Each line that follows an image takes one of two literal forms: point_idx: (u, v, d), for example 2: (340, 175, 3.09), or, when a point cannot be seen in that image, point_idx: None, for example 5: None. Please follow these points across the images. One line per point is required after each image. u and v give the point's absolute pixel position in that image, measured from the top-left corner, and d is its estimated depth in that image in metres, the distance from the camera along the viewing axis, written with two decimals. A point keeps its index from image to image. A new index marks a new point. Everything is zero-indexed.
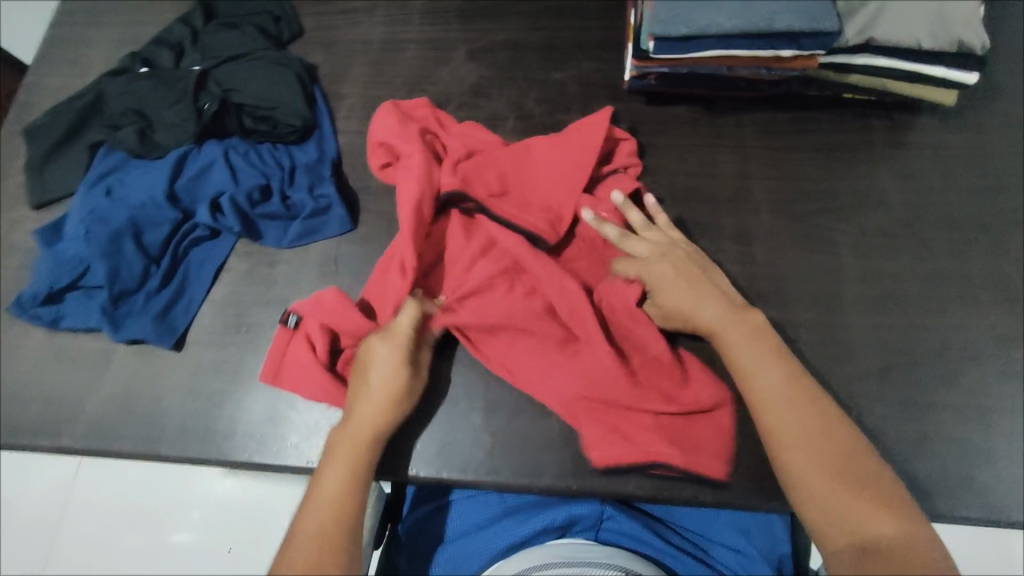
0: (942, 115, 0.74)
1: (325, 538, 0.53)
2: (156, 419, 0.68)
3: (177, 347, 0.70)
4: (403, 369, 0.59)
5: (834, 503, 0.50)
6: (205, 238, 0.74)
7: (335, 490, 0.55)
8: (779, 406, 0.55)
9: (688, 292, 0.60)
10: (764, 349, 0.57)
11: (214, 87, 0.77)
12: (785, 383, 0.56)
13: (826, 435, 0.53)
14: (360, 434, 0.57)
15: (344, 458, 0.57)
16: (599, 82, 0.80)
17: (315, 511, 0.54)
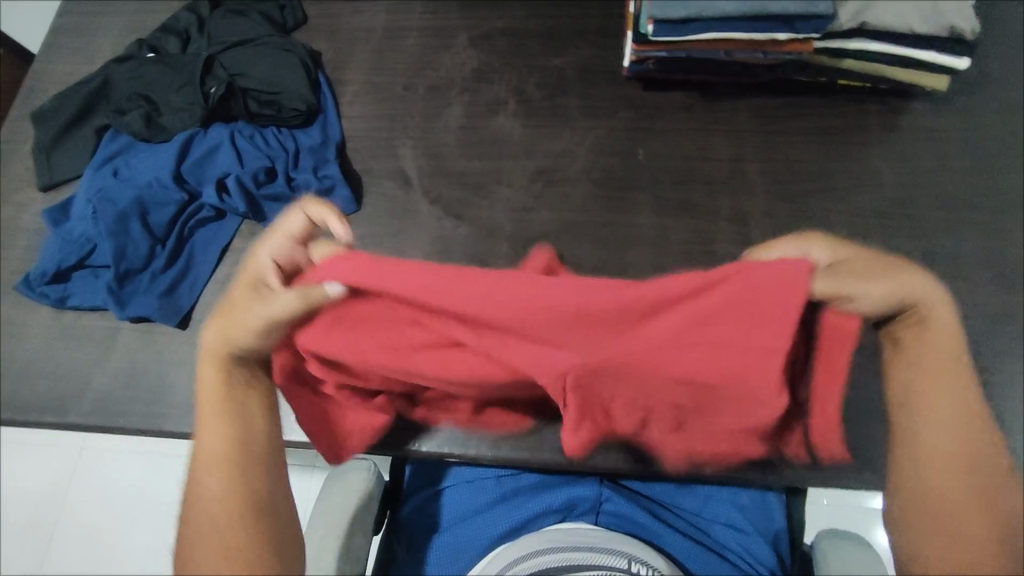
0: (935, 100, 0.75)
1: (219, 497, 0.52)
2: (161, 396, 0.68)
3: (182, 326, 0.71)
4: (248, 306, 0.52)
5: (971, 526, 0.49)
6: (210, 219, 0.75)
7: (216, 445, 0.53)
8: (953, 409, 0.51)
9: (882, 275, 0.49)
10: (947, 362, 0.51)
11: (220, 72, 0.79)
12: (960, 399, 0.51)
13: (984, 465, 0.51)
14: (218, 384, 0.55)
15: (220, 413, 0.54)
16: (598, 68, 0.81)
17: (205, 471, 0.53)
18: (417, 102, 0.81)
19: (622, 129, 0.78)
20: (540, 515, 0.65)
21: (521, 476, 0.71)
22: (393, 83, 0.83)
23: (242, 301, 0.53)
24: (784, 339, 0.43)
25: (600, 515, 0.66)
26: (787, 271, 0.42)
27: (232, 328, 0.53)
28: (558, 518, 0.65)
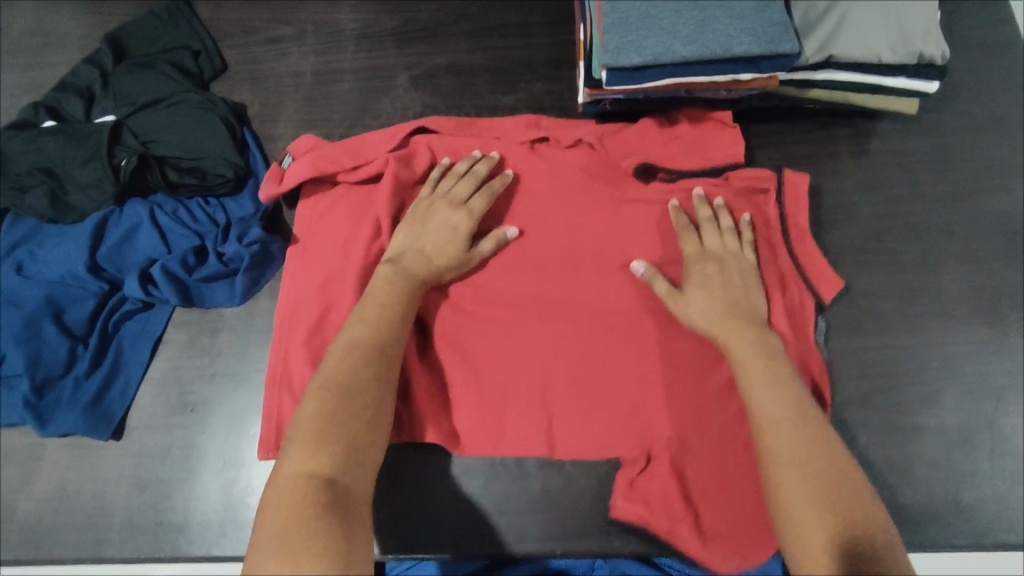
0: (903, 122, 0.72)
1: (346, 386, 0.52)
2: (100, 518, 0.62)
3: (116, 436, 0.64)
4: (454, 256, 0.63)
5: (808, 512, 0.47)
6: (137, 311, 0.67)
7: (345, 364, 0.53)
8: (767, 397, 0.54)
9: (720, 285, 0.60)
10: (762, 367, 0.55)
11: (131, 140, 0.70)
12: (781, 388, 0.54)
13: (823, 451, 0.50)
14: (398, 306, 0.58)
15: (361, 343, 0.55)
16: (552, 105, 0.76)
17: (333, 377, 0.52)
18: None
19: None
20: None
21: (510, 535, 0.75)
22: (330, 136, 0.76)
23: (430, 232, 0.63)
24: None
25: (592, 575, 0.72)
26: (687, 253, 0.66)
27: (429, 254, 0.62)
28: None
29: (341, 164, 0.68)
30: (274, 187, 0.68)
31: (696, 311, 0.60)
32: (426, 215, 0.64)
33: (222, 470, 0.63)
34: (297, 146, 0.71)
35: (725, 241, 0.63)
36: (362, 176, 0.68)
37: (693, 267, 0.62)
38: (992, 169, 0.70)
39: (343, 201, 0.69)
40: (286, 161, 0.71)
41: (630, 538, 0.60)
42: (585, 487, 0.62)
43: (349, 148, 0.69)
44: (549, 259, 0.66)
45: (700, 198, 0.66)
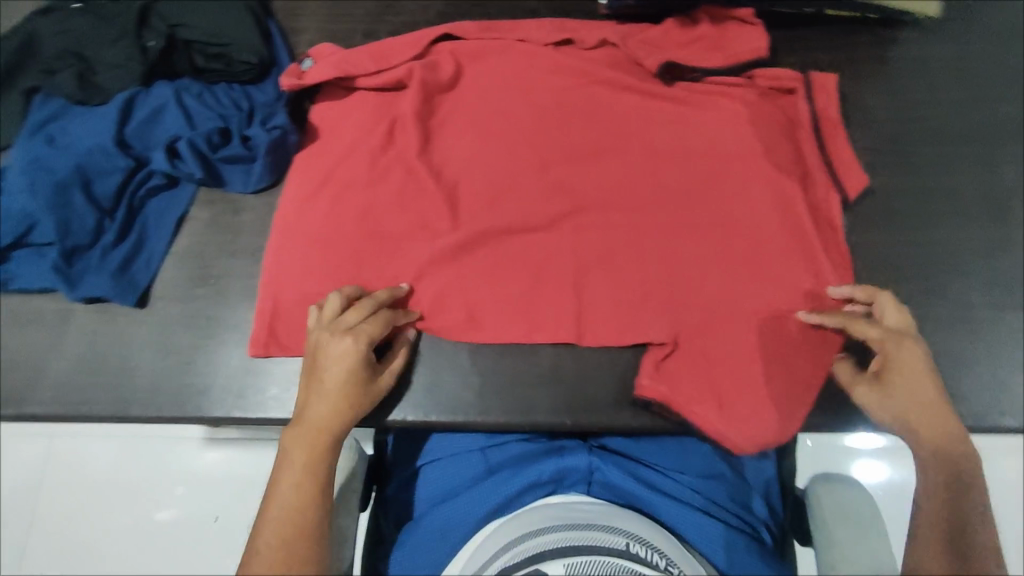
0: (923, 30, 0.72)
1: (305, 493, 0.52)
2: (125, 380, 0.64)
3: (140, 304, 0.66)
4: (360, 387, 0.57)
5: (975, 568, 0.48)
6: (161, 187, 0.69)
7: (283, 509, 0.52)
8: (947, 469, 0.52)
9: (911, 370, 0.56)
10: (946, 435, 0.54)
11: (159, 23, 0.71)
12: (954, 471, 0.52)
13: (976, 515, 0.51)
14: (316, 449, 0.54)
15: (295, 482, 0.53)
16: (573, 7, 0.76)
17: (270, 528, 0.51)
18: None
19: None
20: (530, 489, 0.66)
21: (508, 445, 0.72)
22: (353, 32, 0.77)
23: (337, 369, 0.56)
24: (723, 212, 0.65)
25: (591, 484, 0.67)
26: (701, 141, 0.67)
27: (351, 399, 0.56)
28: (549, 490, 0.67)
29: (363, 66, 0.69)
30: (296, 80, 0.69)
31: (890, 390, 0.56)
32: (330, 357, 0.57)
33: (243, 339, 0.65)
34: (316, 52, 0.72)
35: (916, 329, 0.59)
36: (384, 80, 0.69)
37: (890, 314, 0.58)
38: (1013, 76, 0.70)
39: (366, 103, 0.71)
40: (306, 63, 0.71)
41: (636, 412, 0.63)
42: (591, 364, 0.64)
43: (373, 51, 0.70)
44: (563, 147, 0.68)
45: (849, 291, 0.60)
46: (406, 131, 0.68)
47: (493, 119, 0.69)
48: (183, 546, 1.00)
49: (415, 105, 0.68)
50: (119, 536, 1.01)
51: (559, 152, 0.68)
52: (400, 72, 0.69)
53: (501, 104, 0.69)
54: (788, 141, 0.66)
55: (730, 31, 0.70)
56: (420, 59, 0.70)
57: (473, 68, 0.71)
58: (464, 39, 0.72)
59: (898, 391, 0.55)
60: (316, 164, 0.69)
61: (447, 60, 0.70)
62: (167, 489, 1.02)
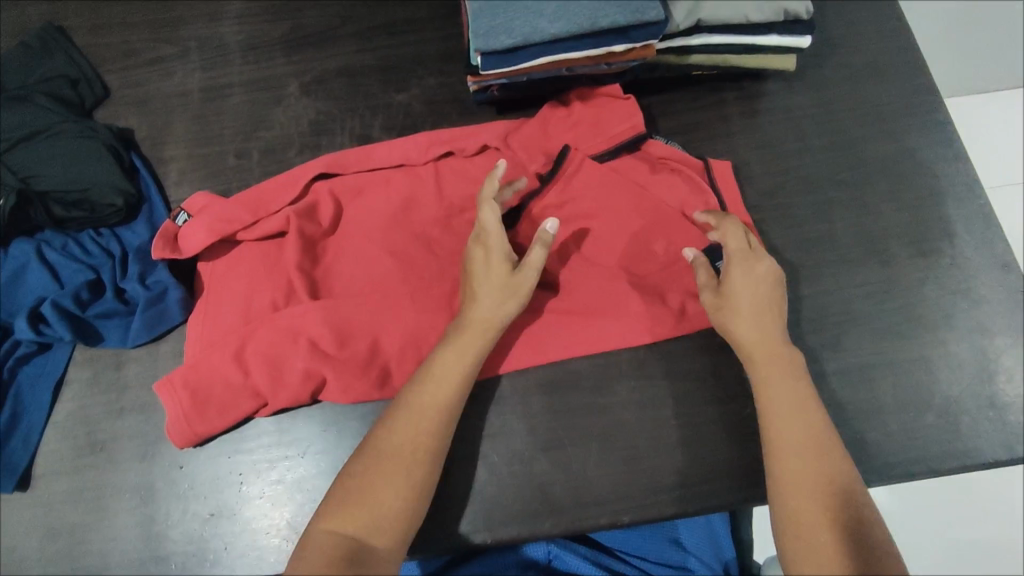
0: (786, 79, 0.74)
1: (436, 398, 0.55)
2: (15, 571, 0.60)
3: (23, 486, 0.62)
4: (507, 287, 0.58)
5: (807, 508, 0.50)
6: (33, 354, 0.65)
7: (412, 426, 0.54)
8: (791, 416, 0.55)
9: (750, 304, 0.58)
10: (791, 378, 0.56)
11: (8, 177, 0.66)
12: (806, 412, 0.55)
13: (823, 458, 0.53)
14: (467, 344, 0.57)
15: (439, 394, 0.56)
16: (446, 97, 0.75)
17: (395, 442, 0.53)
18: (254, 170, 0.73)
19: None
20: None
21: None
22: (222, 154, 0.74)
23: (497, 283, 0.58)
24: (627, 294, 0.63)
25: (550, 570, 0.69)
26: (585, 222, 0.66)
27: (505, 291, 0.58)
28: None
29: (240, 219, 0.66)
30: (168, 249, 0.64)
31: (741, 333, 0.58)
32: (484, 275, 0.59)
33: (139, 506, 0.61)
34: (188, 205, 0.67)
35: (765, 260, 0.59)
36: (264, 230, 0.66)
37: (735, 262, 0.59)
38: (876, 116, 0.72)
39: (249, 253, 0.66)
40: (180, 217, 0.67)
41: (558, 517, 0.60)
42: (508, 476, 0.61)
43: (248, 202, 0.67)
44: (451, 251, 0.66)
45: (695, 256, 0.61)
46: (285, 269, 0.64)
47: (377, 232, 0.66)
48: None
49: (299, 255, 0.64)
50: None
51: (446, 261, 0.66)
52: (278, 222, 0.65)
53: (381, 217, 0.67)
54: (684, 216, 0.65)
55: (608, 107, 0.67)
56: (298, 202, 0.67)
57: (353, 185, 0.69)
58: (343, 173, 0.69)
59: (748, 343, 0.58)
60: (206, 315, 0.64)
61: (328, 199, 0.68)
62: None
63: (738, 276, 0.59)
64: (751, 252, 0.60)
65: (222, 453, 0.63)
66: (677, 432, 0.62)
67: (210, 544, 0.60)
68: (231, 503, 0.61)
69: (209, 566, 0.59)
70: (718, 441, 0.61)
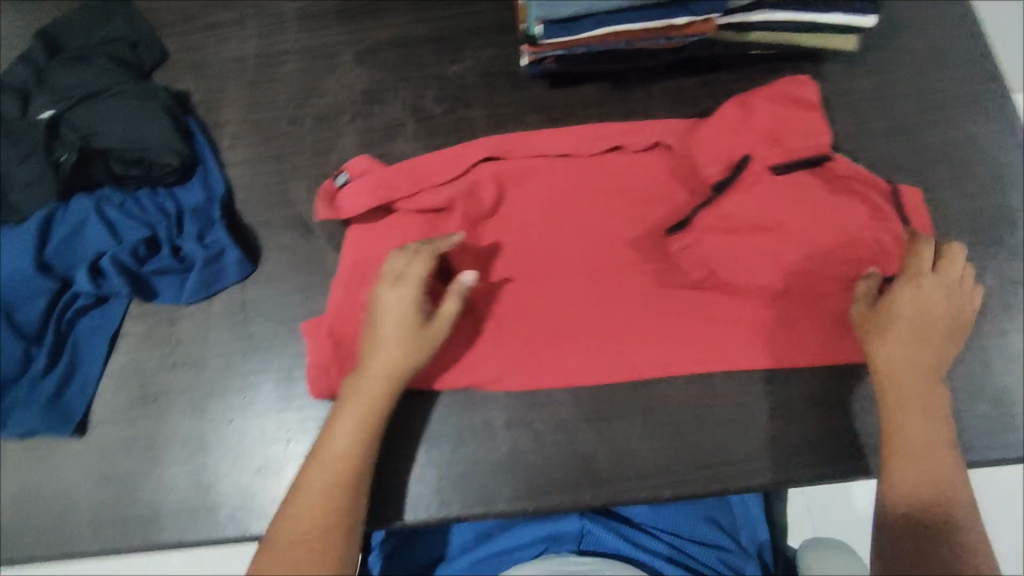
0: (847, 61, 0.73)
1: (354, 445, 0.56)
2: (66, 515, 0.61)
3: (79, 433, 0.64)
4: (419, 339, 0.58)
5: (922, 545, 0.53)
6: (91, 306, 0.66)
7: (335, 464, 0.55)
8: (930, 454, 0.55)
9: (918, 334, 0.58)
10: (942, 413, 0.57)
11: (71, 134, 0.68)
12: (943, 452, 0.56)
13: (948, 500, 0.54)
14: (378, 397, 0.57)
15: (352, 435, 0.56)
16: (499, 70, 0.75)
17: (315, 494, 0.54)
18: (306, 136, 0.73)
19: None
20: (523, 546, 0.70)
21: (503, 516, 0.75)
22: (277, 119, 0.75)
23: (395, 336, 0.57)
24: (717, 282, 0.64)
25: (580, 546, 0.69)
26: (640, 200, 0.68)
27: (428, 341, 0.58)
28: (540, 550, 0.69)
29: (400, 189, 0.66)
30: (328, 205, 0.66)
31: (894, 358, 0.58)
32: (393, 322, 0.57)
33: (190, 458, 0.63)
34: (352, 165, 0.68)
35: (943, 294, 0.59)
36: (422, 204, 0.67)
37: (909, 292, 0.59)
38: (939, 101, 0.71)
39: (403, 222, 0.67)
40: (340, 178, 0.68)
41: (599, 490, 0.60)
42: (553, 446, 0.61)
43: (410, 172, 0.67)
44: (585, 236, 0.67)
45: (868, 276, 0.61)
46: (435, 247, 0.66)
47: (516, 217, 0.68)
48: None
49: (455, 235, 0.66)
50: None
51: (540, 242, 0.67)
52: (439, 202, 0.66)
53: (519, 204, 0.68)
54: (779, 213, 0.64)
55: (791, 113, 0.65)
56: (459, 181, 0.67)
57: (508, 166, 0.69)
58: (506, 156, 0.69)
59: (907, 372, 0.58)
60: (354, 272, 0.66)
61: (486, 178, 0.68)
62: None
63: (914, 306, 0.58)
64: (943, 282, 0.59)
65: (271, 410, 0.64)
66: (724, 410, 0.61)
67: (257, 497, 0.61)
68: (278, 459, 0.62)
69: (255, 519, 0.61)
70: (765, 421, 0.61)
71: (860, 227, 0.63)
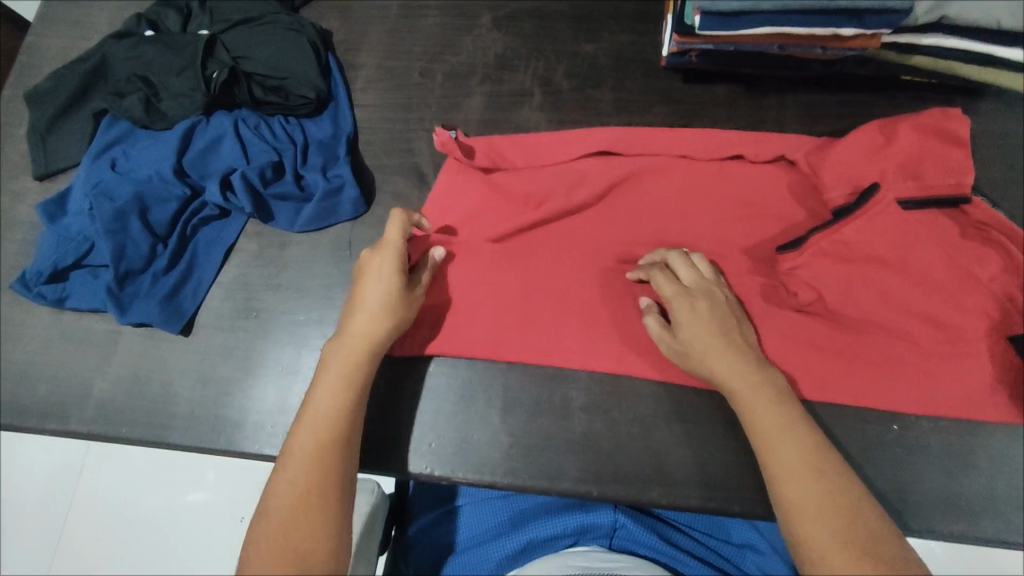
0: (1009, 103, 0.68)
1: (335, 419, 0.53)
2: (164, 405, 0.66)
3: (185, 332, 0.68)
4: (395, 300, 0.58)
5: (832, 552, 0.45)
6: (215, 217, 0.71)
7: (304, 458, 0.50)
8: (785, 467, 0.50)
9: (715, 334, 0.56)
10: (776, 424, 0.52)
11: (224, 54, 0.71)
12: (799, 461, 0.50)
13: (850, 512, 0.47)
14: (353, 361, 0.56)
15: (324, 421, 0.52)
16: (634, 56, 0.74)
17: (298, 463, 0.50)
18: (435, 91, 0.75)
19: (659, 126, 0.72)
20: (554, 540, 0.66)
21: (531, 496, 0.72)
22: (409, 70, 0.76)
23: (379, 290, 0.58)
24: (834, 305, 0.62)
25: (614, 539, 0.66)
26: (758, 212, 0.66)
27: (398, 304, 0.58)
28: (572, 541, 0.66)
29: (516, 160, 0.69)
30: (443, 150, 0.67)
31: (721, 363, 0.55)
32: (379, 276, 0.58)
33: (279, 375, 0.66)
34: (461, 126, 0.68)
35: (709, 298, 0.58)
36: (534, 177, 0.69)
37: (678, 305, 0.57)
38: None
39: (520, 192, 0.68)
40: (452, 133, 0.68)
41: (667, 489, 0.59)
42: (628, 436, 0.61)
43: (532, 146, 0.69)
44: (696, 233, 0.66)
45: (648, 305, 0.61)
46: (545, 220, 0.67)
47: (629, 203, 0.67)
48: (208, 540, 0.99)
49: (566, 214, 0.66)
50: (141, 536, 1.00)
51: (651, 233, 0.66)
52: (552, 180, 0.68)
53: (633, 191, 0.68)
54: (907, 249, 0.59)
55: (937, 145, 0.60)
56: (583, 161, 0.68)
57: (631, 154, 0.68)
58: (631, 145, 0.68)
59: (732, 376, 0.55)
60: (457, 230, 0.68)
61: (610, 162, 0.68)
62: (199, 485, 1.01)
63: (689, 308, 0.57)
64: (701, 290, 0.58)
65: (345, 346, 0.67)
66: None
67: None
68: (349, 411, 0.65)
69: None
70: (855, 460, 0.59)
71: (992, 276, 0.58)
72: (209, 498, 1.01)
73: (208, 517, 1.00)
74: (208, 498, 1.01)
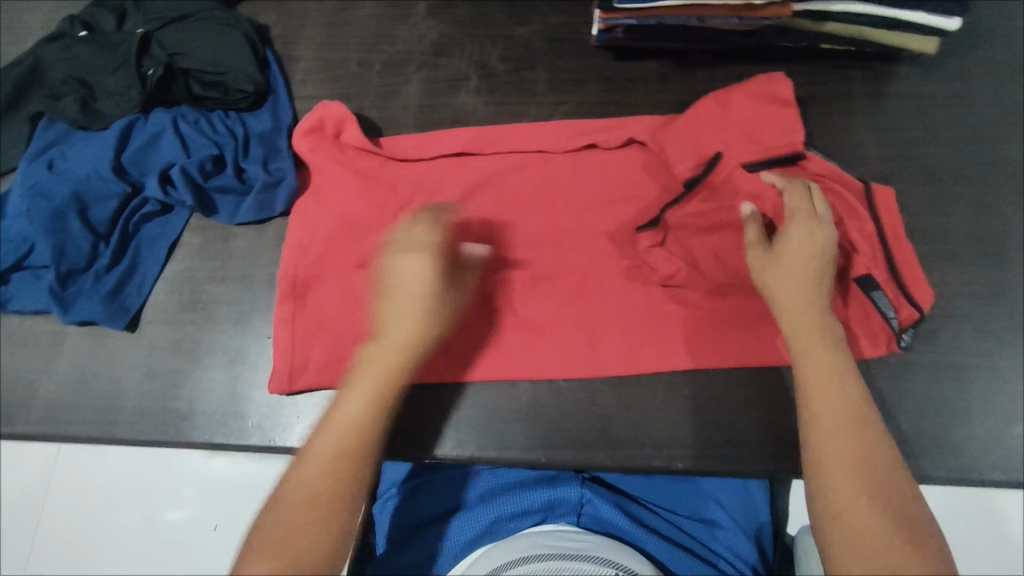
0: (923, 66, 0.71)
1: (370, 416, 0.51)
2: (112, 402, 0.66)
3: (131, 328, 0.68)
4: (432, 307, 0.55)
5: (858, 505, 0.45)
6: (157, 213, 0.71)
7: (319, 443, 0.49)
8: (830, 412, 0.49)
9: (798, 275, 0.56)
10: (830, 372, 0.52)
11: (158, 51, 0.71)
12: (847, 412, 0.49)
13: (881, 466, 0.46)
14: (389, 370, 0.53)
15: (357, 411, 0.50)
16: (566, 37, 0.76)
17: (314, 454, 0.48)
18: (373, 80, 0.76)
19: (591, 104, 0.74)
20: (521, 516, 0.65)
21: (500, 473, 0.71)
22: (346, 61, 0.77)
23: (403, 307, 0.54)
24: None
25: (580, 515, 0.66)
26: None
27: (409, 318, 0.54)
28: (539, 518, 0.65)
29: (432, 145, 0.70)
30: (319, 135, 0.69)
31: (794, 304, 0.55)
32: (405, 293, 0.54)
33: (228, 364, 0.66)
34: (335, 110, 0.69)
35: (825, 236, 0.57)
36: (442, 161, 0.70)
37: (795, 231, 0.57)
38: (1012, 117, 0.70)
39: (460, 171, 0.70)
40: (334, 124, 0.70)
41: (611, 451, 0.61)
42: (571, 403, 0.62)
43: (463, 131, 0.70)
44: (630, 203, 0.68)
45: (750, 214, 0.60)
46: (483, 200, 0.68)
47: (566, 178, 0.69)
48: (182, 544, 0.98)
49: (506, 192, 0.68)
50: (114, 543, 0.99)
51: (587, 206, 0.68)
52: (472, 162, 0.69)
53: (569, 166, 0.69)
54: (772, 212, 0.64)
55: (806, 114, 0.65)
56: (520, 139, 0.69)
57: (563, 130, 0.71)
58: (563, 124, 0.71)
59: (804, 318, 0.55)
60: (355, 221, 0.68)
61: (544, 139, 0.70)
62: (176, 490, 0.99)
63: (799, 241, 0.57)
64: (792, 229, 0.58)
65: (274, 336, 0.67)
66: (744, 391, 0.62)
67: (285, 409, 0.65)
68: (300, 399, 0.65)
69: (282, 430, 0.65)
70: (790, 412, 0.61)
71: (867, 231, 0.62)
72: (181, 502, 0.99)
73: (179, 522, 0.98)
74: (184, 502, 0.99)
